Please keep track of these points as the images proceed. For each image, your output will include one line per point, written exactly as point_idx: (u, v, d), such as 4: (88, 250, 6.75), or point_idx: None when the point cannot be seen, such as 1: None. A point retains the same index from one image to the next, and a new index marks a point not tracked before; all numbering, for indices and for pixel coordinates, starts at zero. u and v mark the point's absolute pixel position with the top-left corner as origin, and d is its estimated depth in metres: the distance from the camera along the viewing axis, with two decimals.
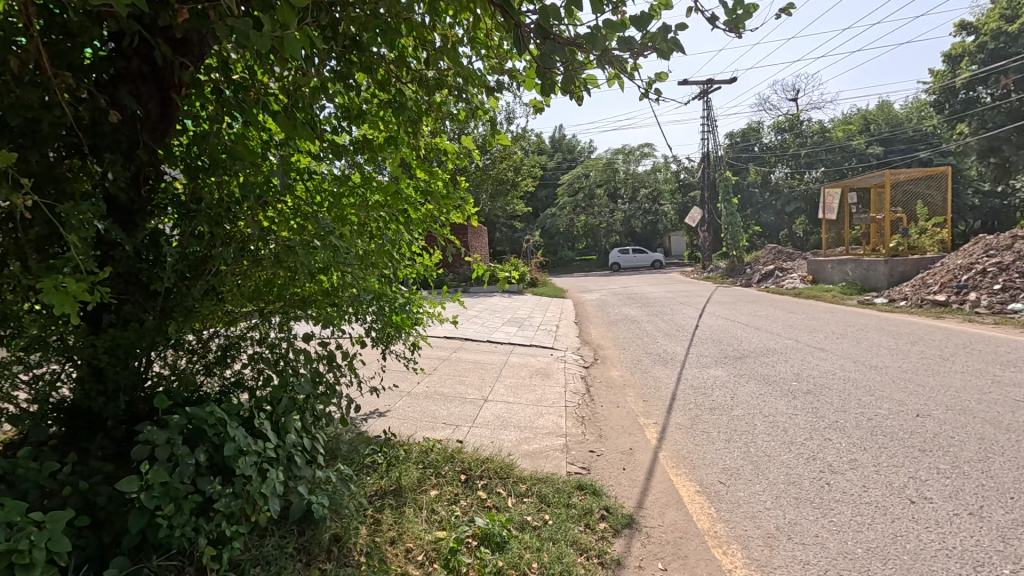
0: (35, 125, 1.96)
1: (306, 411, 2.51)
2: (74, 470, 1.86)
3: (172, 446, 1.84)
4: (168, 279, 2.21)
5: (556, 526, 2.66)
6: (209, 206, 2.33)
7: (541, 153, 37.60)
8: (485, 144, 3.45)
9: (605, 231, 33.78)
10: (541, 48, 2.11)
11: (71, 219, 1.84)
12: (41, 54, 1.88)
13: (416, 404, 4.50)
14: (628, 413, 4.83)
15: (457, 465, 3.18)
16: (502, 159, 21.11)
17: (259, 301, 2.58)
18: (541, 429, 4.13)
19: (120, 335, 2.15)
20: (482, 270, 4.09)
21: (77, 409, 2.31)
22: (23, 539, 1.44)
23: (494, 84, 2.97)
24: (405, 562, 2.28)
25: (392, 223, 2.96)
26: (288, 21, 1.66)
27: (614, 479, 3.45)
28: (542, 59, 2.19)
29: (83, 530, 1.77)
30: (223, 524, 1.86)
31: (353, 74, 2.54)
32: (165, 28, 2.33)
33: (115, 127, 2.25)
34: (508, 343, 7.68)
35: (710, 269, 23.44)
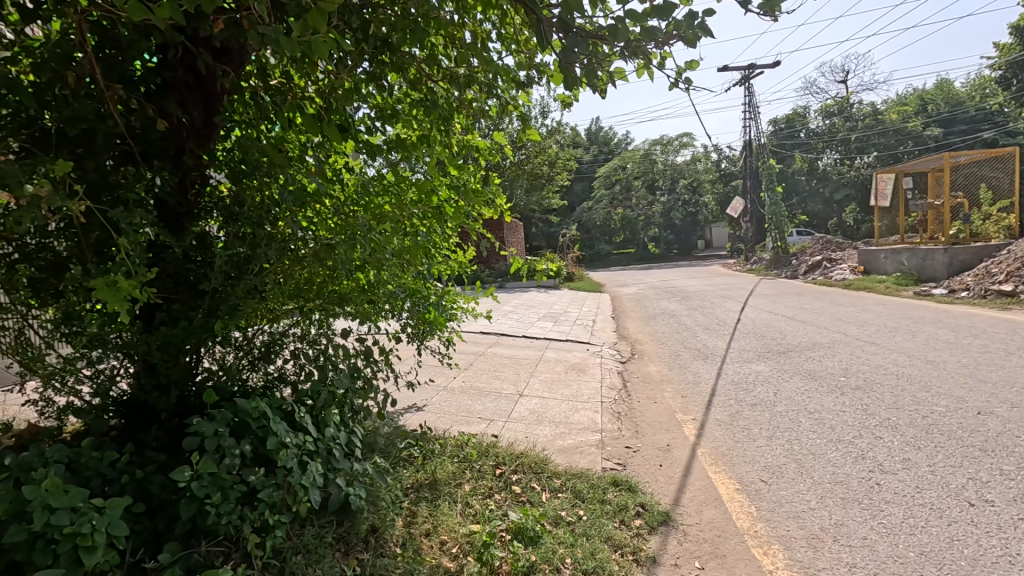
0: (92, 134, 2.10)
1: (345, 405, 2.60)
2: (130, 460, 1.97)
3: (219, 438, 1.93)
4: (213, 279, 2.32)
5: (590, 521, 2.65)
6: (252, 209, 2.47)
7: (577, 147, 37.29)
8: (516, 138, 3.45)
9: (643, 224, 33.17)
10: (565, 42, 2.09)
11: (126, 221, 1.95)
12: (95, 67, 2.02)
13: (452, 399, 4.56)
14: (665, 409, 4.75)
15: (491, 459, 3.21)
16: (537, 154, 21.01)
17: (300, 299, 2.67)
18: (576, 425, 4.11)
19: (170, 332, 2.25)
20: (517, 265, 4.10)
21: (135, 403, 2.45)
22: (86, 523, 1.53)
23: (524, 79, 2.97)
24: (440, 554, 2.32)
25: (427, 219, 3.03)
26: (319, 25, 1.66)
27: (650, 476, 3.39)
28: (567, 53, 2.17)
29: (140, 517, 1.87)
30: (266, 513, 1.94)
31: (385, 74, 2.59)
32: (207, 38, 2.42)
33: (164, 134, 2.36)
34: (544, 338, 7.68)
35: (754, 260, 22.70)
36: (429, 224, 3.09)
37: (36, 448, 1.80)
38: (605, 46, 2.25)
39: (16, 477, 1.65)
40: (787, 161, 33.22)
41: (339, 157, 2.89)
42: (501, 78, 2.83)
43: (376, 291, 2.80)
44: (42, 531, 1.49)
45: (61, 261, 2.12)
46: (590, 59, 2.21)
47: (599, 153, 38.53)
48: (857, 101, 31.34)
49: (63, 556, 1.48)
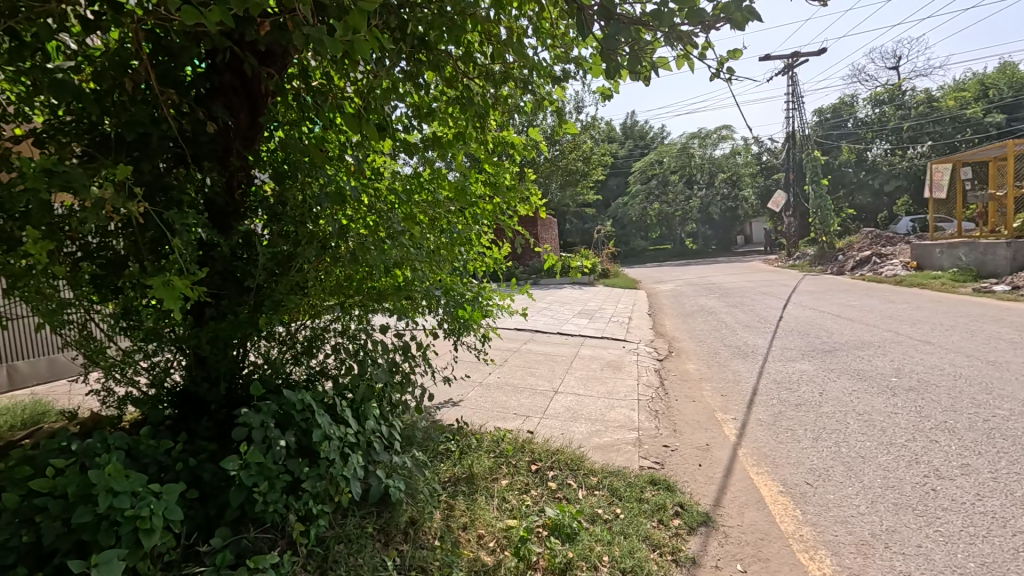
0: (147, 137, 2.21)
1: (383, 399, 2.67)
2: (184, 448, 2.06)
3: (265, 429, 2.00)
4: (258, 276, 2.40)
5: (628, 520, 2.62)
6: (293, 208, 2.54)
7: (612, 142, 36.85)
8: (552, 134, 3.43)
9: (680, 219, 32.45)
10: (605, 31, 2.06)
11: (180, 221, 2.05)
12: (150, 73, 2.14)
13: (487, 394, 4.59)
14: (704, 408, 4.64)
15: (527, 455, 3.21)
16: (571, 149, 20.82)
17: (340, 295, 2.74)
18: (612, 422, 4.07)
19: (219, 327, 2.34)
20: (552, 261, 4.08)
21: (187, 394, 2.56)
22: (145, 506, 1.62)
23: (560, 74, 2.94)
24: (477, 547, 2.34)
25: (461, 217, 3.06)
26: (359, 25, 1.68)
27: (689, 476, 3.32)
28: (607, 43, 2.13)
29: (194, 503, 1.96)
30: (310, 502, 2.00)
31: (422, 72, 2.61)
32: (252, 43, 2.50)
33: (212, 136, 2.47)
34: (579, 335, 7.64)
35: (797, 256, 21.93)
36: (464, 221, 3.12)
37: (99, 435, 1.90)
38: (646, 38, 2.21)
39: (82, 462, 1.76)
40: (833, 152, 31.91)
41: (377, 156, 2.94)
42: (538, 73, 2.82)
43: (412, 288, 2.84)
44: (105, 513, 1.57)
45: (120, 259, 2.30)
46: (632, 49, 2.18)
47: (635, 148, 37.99)
48: (909, 88, 29.76)
49: (124, 537, 1.57)
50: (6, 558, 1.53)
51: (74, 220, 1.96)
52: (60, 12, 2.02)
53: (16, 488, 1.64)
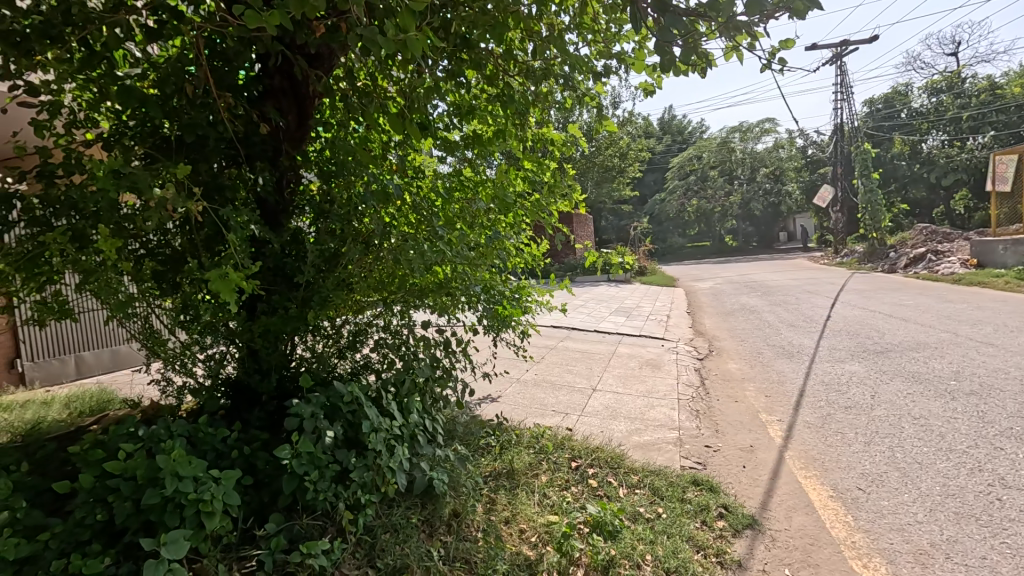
0: (204, 139, 2.31)
1: (426, 393, 2.72)
2: (239, 436, 2.15)
3: (315, 419, 2.06)
4: (306, 272, 2.49)
5: (671, 520, 2.58)
6: (340, 207, 2.60)
7: (649, 137, 36.23)
8: (592, 130, 3.41)
9: (720, 216, 31.64)
10: (664, 22, 2.08)
11: (235, 219, 2.15)
12: (208, 78, 2.24)
13: (525, 391, 4.61)
14: (747, 408, 4.53)
15: (567, 452, 3.21)
16: (608, 145, 20.57)
17: (383, 291, 2.80)
18: (652, 421, 4.03)
19: (270, 321, 2.42)
20: (593, 257, 4.05)
21: (240, 385, 2.67)
22: (207, 491, 1.70)
23: (601, 69, 2.92)
24: (519, 541, 2.37)
25: (501, 217, 3.09)
26: (409, 25, 1.70)
27: (732, 477, 3.24)
28: (660, 34, 2.13)
29: (249, 489, 2.04)
30: (358, 492, 2.05)
31: (463, 71, 2.64)
32: (301, 46, 2.58)
33: (264, 137, 2.56)
34: (616, 332, 7.57)
35: (844, 253, 21.06)
36: (504, 218, 3.13)
37: (162, 422, 2.00)
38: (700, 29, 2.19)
39: (148, 448, 1.86)
40: (884, 144, 30.45)
41: (417, 155, 3.00)
42: (580, 69, 2.80)
43: (453, 285, 2.87)
44: (171, 495, 1.66)
45: (178, 255, 2.42)
46: (685, 40, 2.17)
47: (673, 143, 37.27)
48: (970, 75, 28.06)
49: (188, 519, 1.65)
50: (83, 535, 1.63)
51: (139, 217, 2.08)
52: (126, 22, 2.16)
53: (91, 469, 1.75)
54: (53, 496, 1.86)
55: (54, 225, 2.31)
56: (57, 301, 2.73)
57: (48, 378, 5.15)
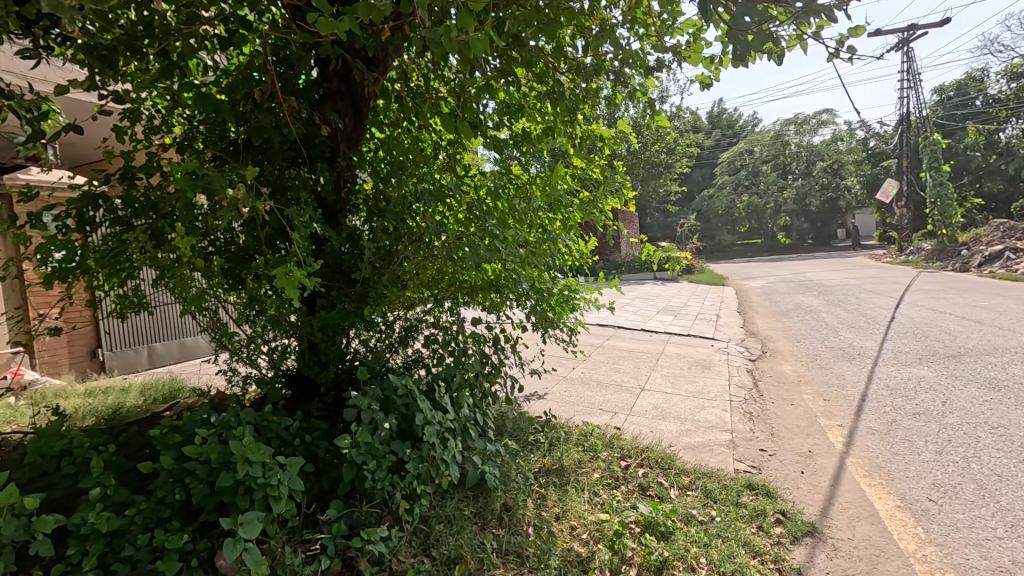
0: (269, 143, 2.43)
1: (476, 388, 2.77)
2: (301, 425, 2.25)
3: (372, 411, 2.12)
4: (363, 269, 2.57)
5: (725, 523, 2.52)
6: (394, 207, 2.69)
7: (698, 132, 35.30)
8: (643, 125, 3.36)
9: (772, 212, 30.45)
10: (733, 9, 2.02)
11: (298, 218, 2.25)
12: (274, 84, 2.35)
13: (572, 389, 4.60)
14: (805, 412, 4.35)
15: (616, 451, 3.19)
16: (655, 140, 20.10)
17: (434, 288, 2.85)
18: (703, 422, 3.93)
19: (329, 316, 2.52)
20: (649, 252, 3.97)
21: (300, 376, 2.79)
22: (274, 476, 1.80)
23: (654, 63, 2.86)
24: (570, 538, 2.37)
25: (551, 214, 3.10)
26: (468, 26, 1.73)
27: (790, 483, 3.13)
28: (726, 23, 2.07)
29: (311, 476, 2.13)
30: (413, 482, 2.11)
31: (514, 69, 2.64)
32: (358, 49, 2.66)
33: (324, 139, 2.65)
34: (664, 331, 7.42)
35: (909, 251, 19.86)
36: (555, 215, 3.13)
37: (232, 410, 2.11)
38: (766, 16, 2.12)
39: (220, 434, 1.97)
40: (956, 135, 28.46)
41: (465, 153, 3.05)
42: (633, 64, 2.76)
43: (503, 283, 2.90)
44: (243, 479, 1.76)
45: (243, 252, 2.54)
46: (749, 31, 2.10)
47: (723, 138, 36.16)
48: None
49: (258, 502, 1.75)
50: (164, 512, 1.75)
51: (211, 216, 2.21)
52: (200, 32, 2.30)
53: (170, 452, 1.87)
54: (136, 475, 2.00)
55: (135, 225, 2.49)
56: (137, 295, 2.94)
57: (125, 367, 5.54)
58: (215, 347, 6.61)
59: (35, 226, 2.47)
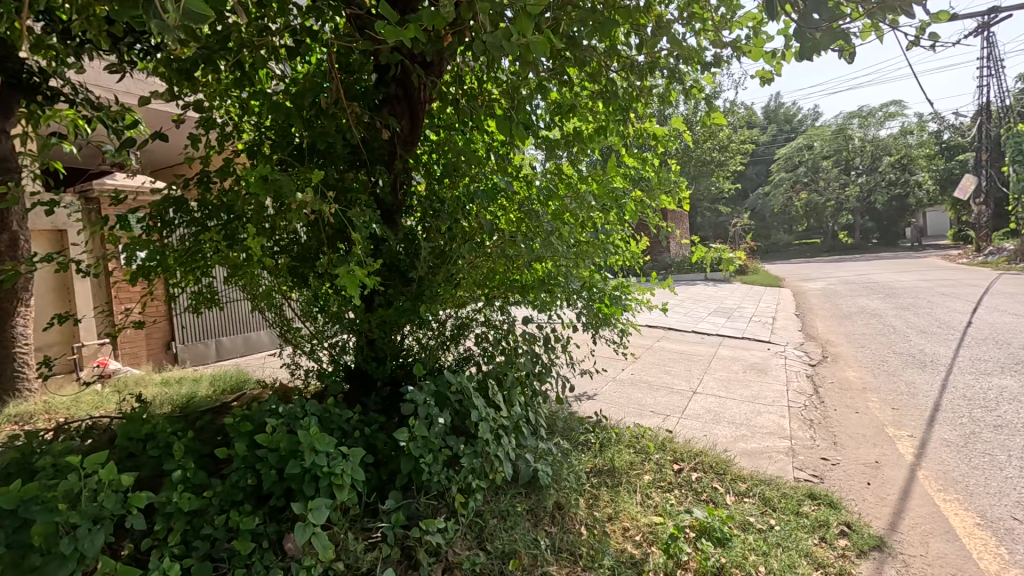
0: (332, 147, 2.54)
1: (527, 387, 2.79)
2: (360, 418, 2.34)
3: (427, 406, 2.18)
4: (418, 268, 2.64)
5: (785, 533, 2.44)
6: (449, 208, 2.75)
7: (752, 128, 34.02)
8: (698, 122, 3.28)
9: (833, 210, 28.96)
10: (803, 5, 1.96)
11: (359, 219, 2.34)
12: (338, 91, 2.46)
13: (622, 390, 4.55)
14: (871, 421, 4.12)
15: (669, 454, 3.14)
16: (707, 139, 19.48)
17: (485, 287, 2.90)
18: (760, 428, 3.81)
19: (386, 313, 2.61)
20: (701, 253, 3.89)
21: (358, 371, 2.90)
22: (338, 466, 1.88)
23: (711, 59, 2.79)
24: (623, 539, 2.36)
25: (603, 214, 3.08)
26: (527, 30, 1.76)
27: (855, 494, 2.98)
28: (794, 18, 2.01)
29: (370, 467, 2.20)
30: (468, 476, 2.16)
31: (567, 70, 2.65)
32: (415, 55, 2.74)
33: (383, 142, 2.74)
34: (716, 334, 7.22)
35: (988, 250, 18.43)
36: (607, 215, 3.11)
37: (298, 401, 2.22)
38: (837, 11, 2.04)
39: (287, 424, 2.07)
40: None
41: (516, 154, 3.08)
42: (689, 61, 2.71)
43: (554, 282, 2.91)
44: (309, 467, 1.85)
45: (307, 251, 2.66)
46: (820, 27, 2.03)
47: (779, 133, 34.70)
48: None
49: (323, 489, 1.83)
50: (237, 496, 1.86)
51: (279, 217, 2.33)
52: (270, 44, 2.43)
53: (243, 439, 1.99)
54: (212, 460, 2.13)
55: (210, 225, 2.66)
56: (210, 291, 3.13)
57: (196, 360, 5.92)
58: (277, 342, 6.93)
59: (123, 227, 2.68)
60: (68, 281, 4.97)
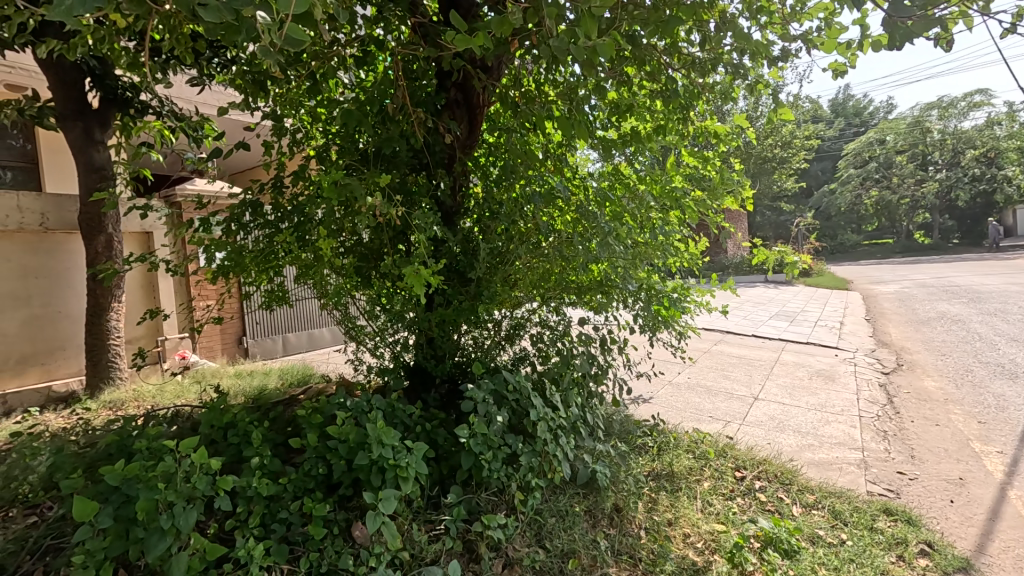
0: (396, 152, 2.63)
1: (583, 388, 2.79)
2: (422, 414, 2.41)
3: (487, 404, 2.22)
4: (477, 269, 2.69)
5: (859, 549, 2.32)
6: (507, 209, 2.78)
7: (818, 122, 32.31)
8: (763, 119, 3.16)
9: (907, 209, 27.06)
10: None
11: (423, 221, 2.41)
12: (403, 98, 2.54)
13: (679, 394, 4.45)
14: (953, 434, 3.84)
15: (730, 461, 3.05)
16: (768, 136, 18.65)
17: (541, 288, 2.91)
18: (828, 438, 3.63)
19: (445, 312, 2.67)
20: (764, 255, 3.74)
21: (417, 368, 2.98)
22: (403, 459, 1.95)
23: (778, 53, 2.69)
24: (684, 545, 2.32)
25: (661, 214, 3.03)
26: (592, 31, 1.78)
27: (937, 511, 2.79)
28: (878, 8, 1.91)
29: (432, 462, 2.27)
30: (527, 474, 2.20)
31: (626, 69, 2.62)
32: (474, 60, 2.78)
33: (443, 146, 2.83)
34: (779, 338, 6.92)
35: None
36: (666, 215, 3.06)
37: (364, 396, 2.31)
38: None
39: (355, 417, 2.16)
40: None
41: (573, 155, 3.08)
42: (754, 55, 2.62)
43: (611, 283, 2.89)
44: (376, 459, 1.92)
45: (371, 252, 2.77)
46: (910, 17, 1.91)
47: (847, 127, 32.83)
48: None
49: (389, 481, 1.91)
50: (309, 484, 1.96)
51: (347, 219, 2.44)
52: (340, 55, 2.55)
53: (315, 430, 2.10)
54: (285, 448, 2.25)
55: (282, 228, 2.82)
56: (281, 290, 3.31)
57: (265, 354, 6.27)
58: (338, 339, 7.24)
59: (205, 229, 2.88)
60: (153, 281, 5.36)
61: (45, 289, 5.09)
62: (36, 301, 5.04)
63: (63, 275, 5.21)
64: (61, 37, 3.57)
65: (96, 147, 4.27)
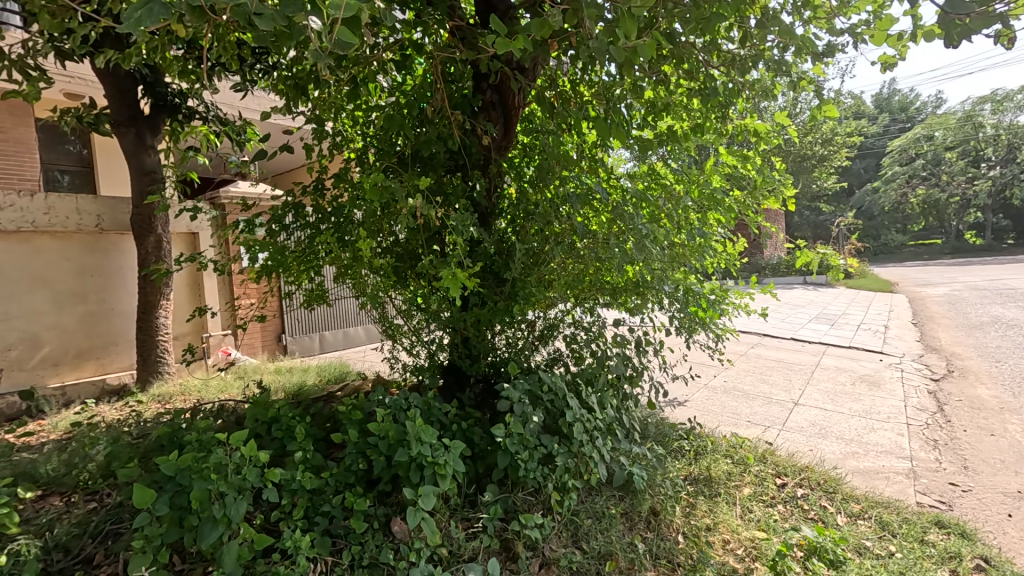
0: (433, 154, 2.66)
1: (618, 390, 2.77)
2: (458, 412, 2.43)
3: (523, 404, 2.22)
4: (512, 270, 2.70)
5: (909, 561, 2.24)
6: (541, 210, 2.78)
7: (860, 118, 31.16)
8: (805, 116, 3.07)
9: (957, 208, 25.81)
10: None
11: (460, 222, 2.44)
12: (441, 101, 2.57)
13: (715, 398, 4.37)
14: (1010, 445, 3.65)
15: (770, 467, 2.98)
16: (808, 133, 18.08)
17: (575, 289, 2.90)
18: (873, 446, 3.51)
19: (480, 313, 2.69)
20: (806, 257, 3.63)
21: (452, 367, 3.02)
22: (441, 457, 1.98)
23: (824, 49, 2.61)
24: (724, 551, 2.28)
25: (698, 214, 2.98)
26: (632, 32, 1.77)
27: (993, 526, 2.66)
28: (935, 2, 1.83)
29: (468, 460, 2.29)
30: (564, 475, 2.20)
31: (664, 68, 2.57)
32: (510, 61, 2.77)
33: (479, 147, 2.84)
34: (819, 342, 6.71)
35: None
36: (704, 215, 3.00)
37: (402, 394, 2.35)
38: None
39: (394, 414, 2.20)
40: None
41: (608, 154, 3.04)
42: (797, 51, 2.55)
43: (646, 284, 2.86)
44: (415, 456, 1.95)
45: (408, 253, 2.81)
46: (968, 11, 1.83)
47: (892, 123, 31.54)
48: None
49: (429, 478, 1.94)
50: (350, 479, 2.01)
51: (386, 220, 2.49)
52: (379, 59, 2.59)
53: (356, 427, 2.14)
54: (326, 444, 2.31)
55: (323, 228, 2.89)
56: (320, 289, 3.39)
57: (303, 351, 6.45)
58: (372, 337, 7.38)
59: (250, 230, 2.98)
60: (198, 280, 5.57)
61: (100, 287, 5.36)
62: (92, 299, 5.30)
63: (116, 274, 5.47)
64: (118, 47, 3.75)
65: (148, 151, 4.47)
